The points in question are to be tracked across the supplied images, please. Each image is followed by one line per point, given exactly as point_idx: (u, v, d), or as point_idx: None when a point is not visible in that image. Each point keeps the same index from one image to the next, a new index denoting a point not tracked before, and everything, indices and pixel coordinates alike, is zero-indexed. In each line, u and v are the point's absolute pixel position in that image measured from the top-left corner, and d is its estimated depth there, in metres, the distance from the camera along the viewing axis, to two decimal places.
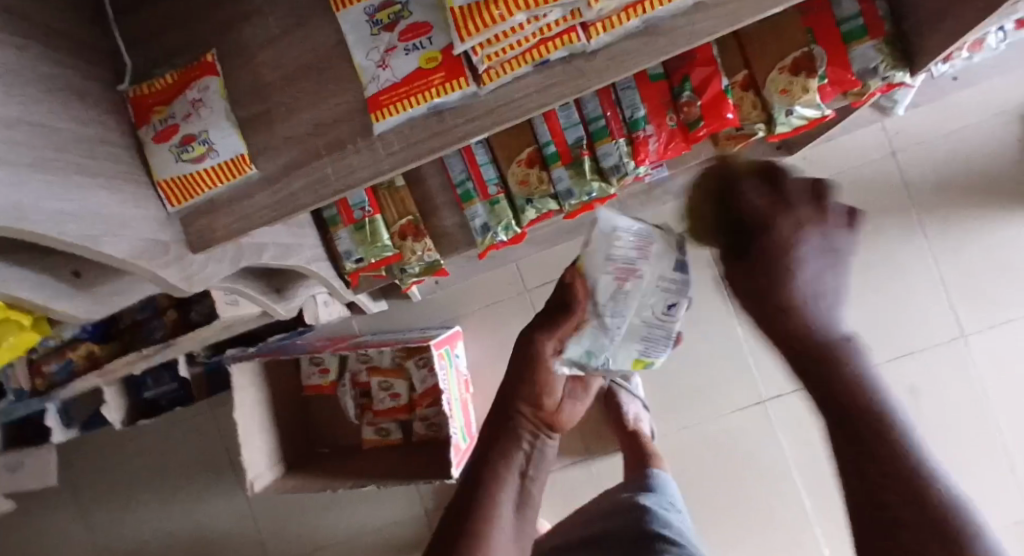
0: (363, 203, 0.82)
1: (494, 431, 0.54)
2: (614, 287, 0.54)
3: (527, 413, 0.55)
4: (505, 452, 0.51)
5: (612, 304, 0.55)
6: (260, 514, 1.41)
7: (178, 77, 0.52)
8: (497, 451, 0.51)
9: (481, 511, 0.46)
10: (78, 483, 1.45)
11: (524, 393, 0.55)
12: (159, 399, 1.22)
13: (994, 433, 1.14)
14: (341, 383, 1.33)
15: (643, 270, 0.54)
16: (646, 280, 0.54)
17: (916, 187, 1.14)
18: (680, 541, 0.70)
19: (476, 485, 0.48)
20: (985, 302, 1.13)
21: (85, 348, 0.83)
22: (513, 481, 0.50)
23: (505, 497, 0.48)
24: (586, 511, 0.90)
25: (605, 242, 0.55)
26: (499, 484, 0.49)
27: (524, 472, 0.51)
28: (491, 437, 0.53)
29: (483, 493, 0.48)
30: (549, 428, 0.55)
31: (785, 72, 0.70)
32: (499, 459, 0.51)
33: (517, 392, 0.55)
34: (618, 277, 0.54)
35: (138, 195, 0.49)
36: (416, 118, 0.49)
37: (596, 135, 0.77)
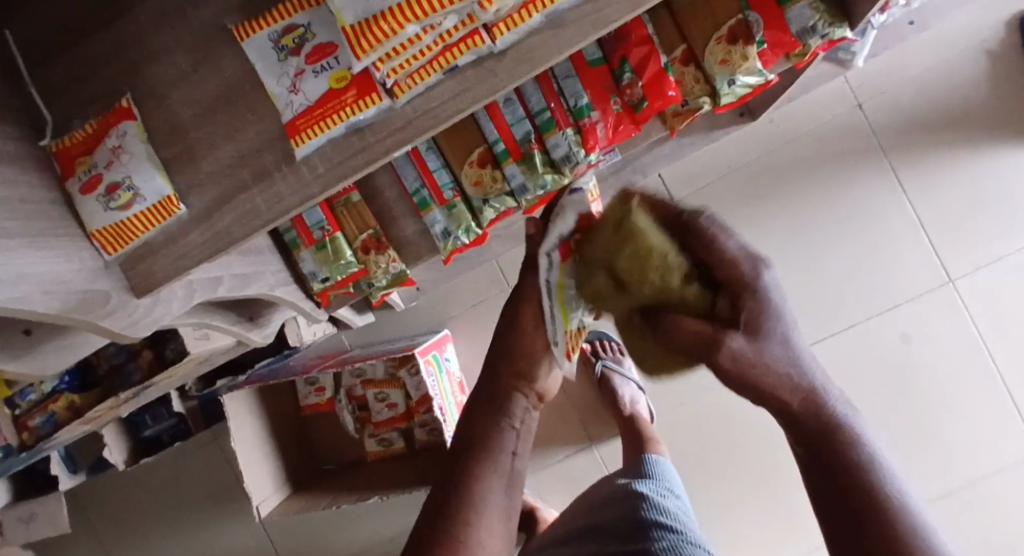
0: (321, 222, 0.81)
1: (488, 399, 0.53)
2: None
3: (520, 390, 0.54)
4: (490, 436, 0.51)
5: None
6: (276, 535, 1.43)
7: (97, 126, 0.53)
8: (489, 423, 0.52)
9: (472, 481, 0.48)
10: (96, 525, 1.47)
11: (519, 373, 0.54)
12: (161, 435, 1.22)
13: (993, 372, 1.13)
14: (337, 399, 1.33)
15: None
16: None
17: (886, 135, 1.12)
18: (678, 526, 0.69)
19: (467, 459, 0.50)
20: (970, 242, 1.12)
21: (65, 398, 0.84)
22: (504, 455, 0.51)
23: (495, 469, 0.50)
24: (585, 500, 0.89)
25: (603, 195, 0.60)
26: (485, 465, 0.49)
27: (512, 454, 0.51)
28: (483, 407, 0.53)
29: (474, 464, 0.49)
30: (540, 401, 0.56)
31: (722, 42, 0.69)
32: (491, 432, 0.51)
33: (513, 368, 0.54)
34: None
35: (72, 249, 0.50)
36: (336, 138, 0.49)
37: (543, 127, 0.76)
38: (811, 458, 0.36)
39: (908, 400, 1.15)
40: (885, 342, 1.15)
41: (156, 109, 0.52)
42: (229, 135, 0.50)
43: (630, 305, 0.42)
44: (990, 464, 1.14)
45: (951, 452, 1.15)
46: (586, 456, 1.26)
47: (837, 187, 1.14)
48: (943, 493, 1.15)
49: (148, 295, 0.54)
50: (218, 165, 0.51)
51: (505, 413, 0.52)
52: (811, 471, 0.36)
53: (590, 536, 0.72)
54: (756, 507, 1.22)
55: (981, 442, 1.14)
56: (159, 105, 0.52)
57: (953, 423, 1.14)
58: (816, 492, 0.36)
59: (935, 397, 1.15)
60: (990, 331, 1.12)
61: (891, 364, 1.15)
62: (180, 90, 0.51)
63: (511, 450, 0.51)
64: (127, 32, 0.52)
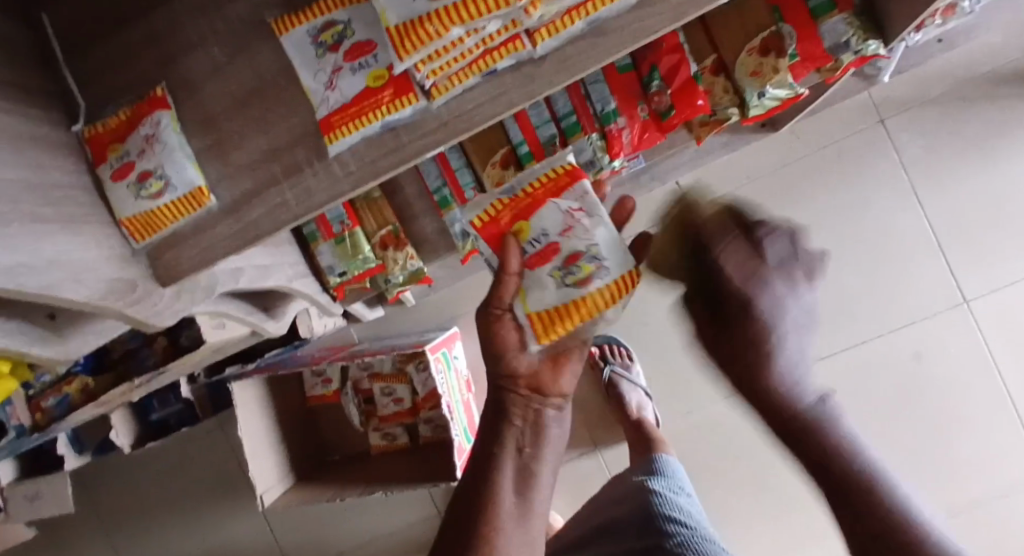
0: (341, 217, 0.81)
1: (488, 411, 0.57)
2: (568, 228, 0.53)
3: (514, 394, 0.56)
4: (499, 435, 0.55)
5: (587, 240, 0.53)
6: (278, 524, 1.44)
7: (130, 114, 0.53)
8: (489, 437, 0.56)
9: (486, 502, 0.52)
10: (100, 505, 1.48)
11: (505, 376, 0.55)
12: (168, 420, 1.24)
13: (1003, 393, 1.13)
14: (344, 391, 1.33)
15: (574, 232, 0.53)
16: (581, 232, 0.53)
17: (908, 153, 1.11)
18: (690, 522, 0.70)
19: (481, 468, 0.54)
20: (987, 263, 1.11)
21: (79, 382, 0.85)
22: (509, 458, 0.55)
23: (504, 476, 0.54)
24: (596, 500, 0.89)
25: (555, 212, 0.54)
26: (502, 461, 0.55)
27: (520, 449, 0.56)
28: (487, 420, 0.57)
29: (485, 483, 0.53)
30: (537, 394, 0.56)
31: (754, 53, 0.69)
32: (492, 442, 0.55)
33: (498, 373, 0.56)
34: (567, 223, 0.54)
35: (101, 237, 0.50)
36: (370, 136, 0.49)
37: (568, 131, 0.75)
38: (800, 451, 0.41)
39: (916, 419, 1.15)
40: (895, 359, 1.15)
41: (191, 101, 0.52)
42: (261, 129, 0.51)
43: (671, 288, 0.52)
44: (994, 485, 1.14)
45: (956, 473, 1.15)
46: (590, 460, 1.25)
47: (855, 201, 1.13)
48: (949, 513, 1.16)
49: (173, 284, 0.54)
50: (249, 158, 0.51)
51: (508, 418, 0.56)
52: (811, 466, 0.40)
53: (603, 537, 0.73)
54: (760, 516, 1.22)
55: (986, 464, 1.14)
56: (194, 97, 0.52)
57: (961, 445, 1.15)
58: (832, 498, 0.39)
59: (945, 417, 1.15)
60: (1002, 354, 1.12)
61: (906, 383, 1.15)
62: (215, 82, 0.51)
63: (518, 444, 0.56)
64: (163, 20, 0.51)
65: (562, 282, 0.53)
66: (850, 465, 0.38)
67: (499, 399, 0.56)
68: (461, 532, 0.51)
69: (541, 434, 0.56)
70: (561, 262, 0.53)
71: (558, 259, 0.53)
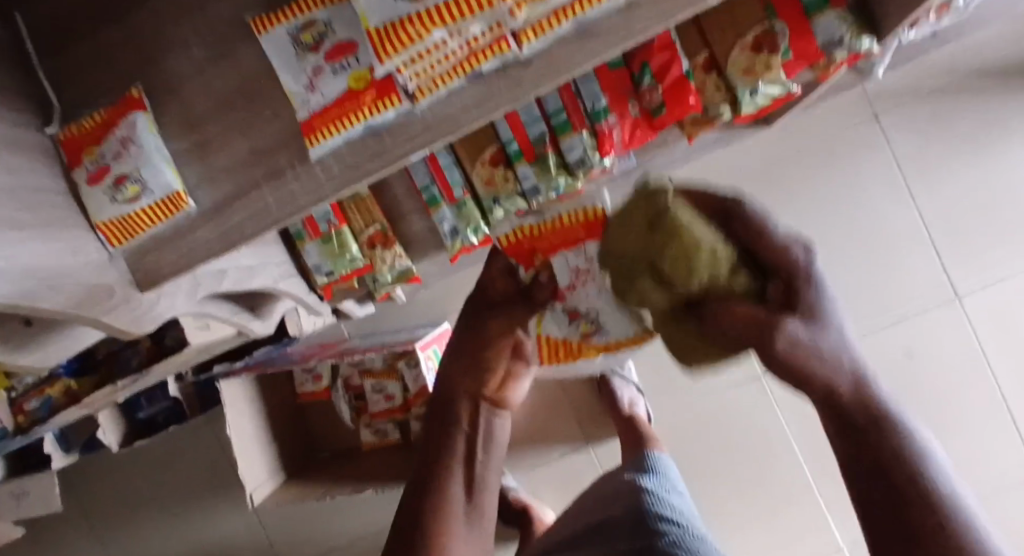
0: (328, 215, 0.80)
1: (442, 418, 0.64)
2: (572, 285, 0.59)
3: (467, 406, 0.64)
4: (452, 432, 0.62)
5: (588, 300, 0.59)
6: (270, 521, 1.43)
7: (105, 115, 0.51)
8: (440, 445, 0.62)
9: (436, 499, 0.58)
10: (88, 502, 1.47)
11: (465, 386, 0.64)
12: (156, 417, 1.23)
13: (993, 389, 1.13)
14: (335, 388, 1.34)
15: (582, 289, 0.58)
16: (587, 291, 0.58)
17: (901, 149, 1.11)
18: (681, 520, 0.70)
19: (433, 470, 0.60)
20: (979, 260, 1.11)
21: (63, 383, 0.84)
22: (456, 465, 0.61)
23: (452, 478, 0.60)
24: (587, 497, 0.89)
25: (564, 265, 0.59)
26: (453, 465, 0.61)
27: (471, 455, 0.62)
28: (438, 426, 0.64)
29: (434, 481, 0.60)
30: (493, 406, 0.65)
31: (747, 51, 0.68)
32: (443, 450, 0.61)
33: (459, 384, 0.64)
34: (573, 281, 0.59)
35: (77, 241, 0.49)
36: (353, 139, 0.48)
37: (558, 128, 0.74)
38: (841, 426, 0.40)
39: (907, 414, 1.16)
40: (887, 354, 1.15)
41: (170, 100, 0.50)
42: (242, 131, 0.49)
43: (668, 295, 0.40)
44: (984, 478, 1.15)
45: None
46: (582, 456, 1.26)
47: (847, 198, 1.13)
48: None
49: (152, 289, 0.52)
50: (231, 161, 0.50)
51: (458, 417, 0.63)
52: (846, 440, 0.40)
53: (593, 536, 0.73)
54: (752, 510, 1.23)
55: (976, 459, 1.15)
56: (172, 96, 0.50)
57: (951, 440, 1.15)
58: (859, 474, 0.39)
59: (936, 412, 1.15)
60: (993, 349, 1.13)
61: (897, 378, 1.15)
62: (195, 82, 0.50)
63: (468, 452, 0.62)
64: (138, 18, 0.50)
65: (565, 325, 0.62)
66: (897, 437, 0.38)
67: (451, 399, 0.64)
68: (409, 527, 0.57)
69: (486, 435, 0.63)
70: (567, 311, 0.61)
71: (563, 307, 0.61)
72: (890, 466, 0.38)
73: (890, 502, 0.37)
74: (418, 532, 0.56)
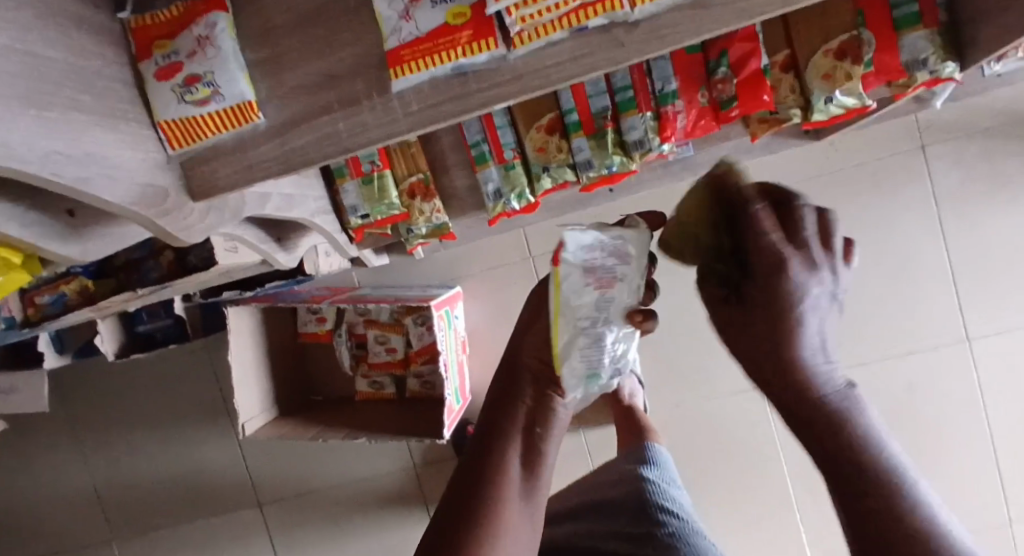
0: (372, 156, 0.79)
1: (501, 393, 0.54)
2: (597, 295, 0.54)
3: (529, 378, 0.54)
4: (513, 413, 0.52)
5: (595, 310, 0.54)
6: (252, 456, 1.44)
7: (184, 11, 0.49)
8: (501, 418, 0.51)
9: (487, 488, 0.45)
10: (74, 409, 1.46)
11: (528, 355, 0.55)
12: (154, 333, 1.21)
13: (987, 434, 1.15)
14: (337, 333, 1.33)
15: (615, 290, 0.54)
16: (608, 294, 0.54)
17: (942, 184, 1.10)
18: (678, 512, 0.76)
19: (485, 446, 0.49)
20: (998, 307, 1.12)
21: (78, 283, 0.82)
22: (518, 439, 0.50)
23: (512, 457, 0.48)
24: (587, 482, 0.91)
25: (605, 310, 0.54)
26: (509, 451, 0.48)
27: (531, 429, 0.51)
28: (496, 402, 0.53)
29: (488, 461, 0.47)
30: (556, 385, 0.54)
31: (830, 56, 0.67)
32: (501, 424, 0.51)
33: (523, 342, 0.56)
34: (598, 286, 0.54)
35: (138, 137, 0.47)
36: (439, 78, 0.46)
37: (622, 106, 0.73)
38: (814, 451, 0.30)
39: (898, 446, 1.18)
40: (889, 387, 1.17)
41: (250, 6, 0.48)
42: (320, 51, 0.47)
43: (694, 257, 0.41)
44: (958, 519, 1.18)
45: None
46: (573, 438, 1.29)
47: (878, 226, 1.13)
48: None
49: (204, 200, 0.51)
50: (303, 82, 0.48)
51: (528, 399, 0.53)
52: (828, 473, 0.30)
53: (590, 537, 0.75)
54: (730, 515, 1.25)
55: (955, 500, 1.18)
56: (253, 4, 0.48)
57: (935, 478, 1.18)
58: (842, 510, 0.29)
59: (926, 448, 1.17)
60: (993, 396, 1.14)
61: (894, 409, 1.17)
62: None
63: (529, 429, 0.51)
64: None
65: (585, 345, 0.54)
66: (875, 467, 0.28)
67: (515, 377, 0.54)
68: (449, 519, 0.43)
69: (552, 416, 0.52)
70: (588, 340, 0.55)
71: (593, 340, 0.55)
72: (860, 495, 0.28)
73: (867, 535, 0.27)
74: (467, 532, 0.41)
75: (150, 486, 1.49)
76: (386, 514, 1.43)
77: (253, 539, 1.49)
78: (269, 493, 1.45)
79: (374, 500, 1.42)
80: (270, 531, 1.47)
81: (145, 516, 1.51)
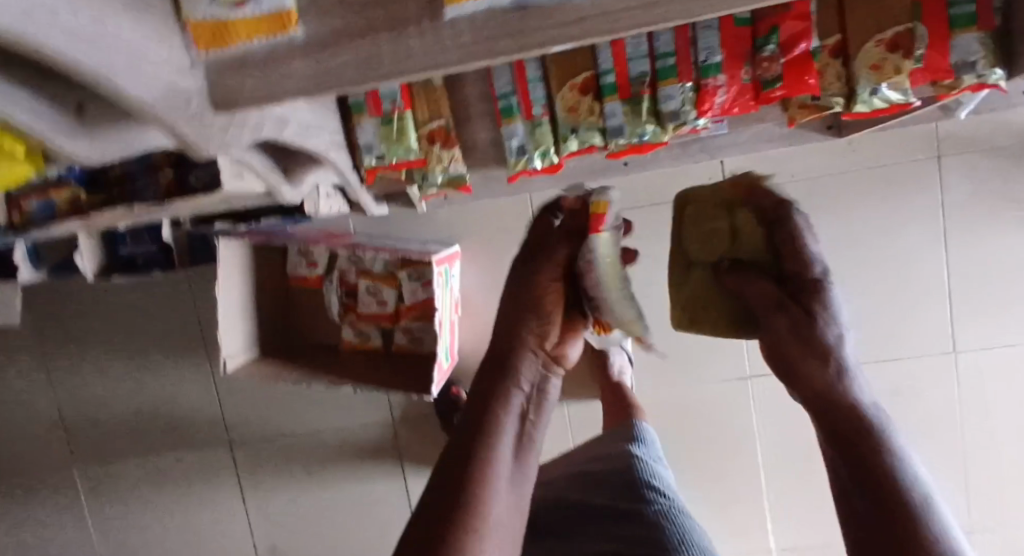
0: (394, 95, 0.75)
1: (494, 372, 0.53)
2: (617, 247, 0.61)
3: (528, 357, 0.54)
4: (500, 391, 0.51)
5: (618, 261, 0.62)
6: (227, 395, 1.41)
7: None
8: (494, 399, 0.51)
9: (480, 477, 0.44)
10: (45, 328, 1.41)
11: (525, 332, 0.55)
12: (136, 258, 1.16)
13: (956, 443, 1.20)
14: (328, 279, 1.30)
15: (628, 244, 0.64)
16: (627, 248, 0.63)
17: (952, 197, 1.11)
18: (664, 488, 0.81)
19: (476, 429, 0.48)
20: (987, 323, 1.14)
21: (70, 192, 0.77)
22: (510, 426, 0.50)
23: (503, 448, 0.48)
24: (579, 460, 0.95)
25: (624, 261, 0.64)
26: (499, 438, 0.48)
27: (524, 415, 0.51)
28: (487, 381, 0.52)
29: (479, 446, 0.47)
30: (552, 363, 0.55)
31: (881, 46, 0.65)
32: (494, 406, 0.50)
33: (523, 320, 0.55)
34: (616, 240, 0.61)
35: (162, 33, 0.43)
36: (495, 9, 0.42)
37: (661, 73, 0.70)
38: (838, 430, 0.42)
39: None
40: (871, 391, 1.19)
41: None
42: None
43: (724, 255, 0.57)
44: None
45: None
46: (556, 410, 1.29)
47: (884, 232, 1.14)
48: None
49: (227, 112, 0.48)
50: None
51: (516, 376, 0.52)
52: (846, 446, 0.41)
53: (579, 513, 0.78)
54: (701, 499, 1.28)
55: None
56: None
57: None
58: (855, 483, 0.39)
59: None
60: (968, 408, 1.18)
61: None
62: None
63: (522, 414, 0.51)
64: None
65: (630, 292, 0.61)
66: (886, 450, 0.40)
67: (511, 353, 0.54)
68: (441, 505, 0.42)
69: (544, 400, 0.53)
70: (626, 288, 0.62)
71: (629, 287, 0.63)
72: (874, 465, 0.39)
73: (875, 491, 0.38)
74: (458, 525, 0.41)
75: (118, 415, 1.45)
76: (360, 467, 1.42)
77: (221, 478, 1.47)
78: (243, 435, 1.43)
79: (349, 452, 1.42)
80: (240, 472, 1.46)
81: (112, 444, 1.48)
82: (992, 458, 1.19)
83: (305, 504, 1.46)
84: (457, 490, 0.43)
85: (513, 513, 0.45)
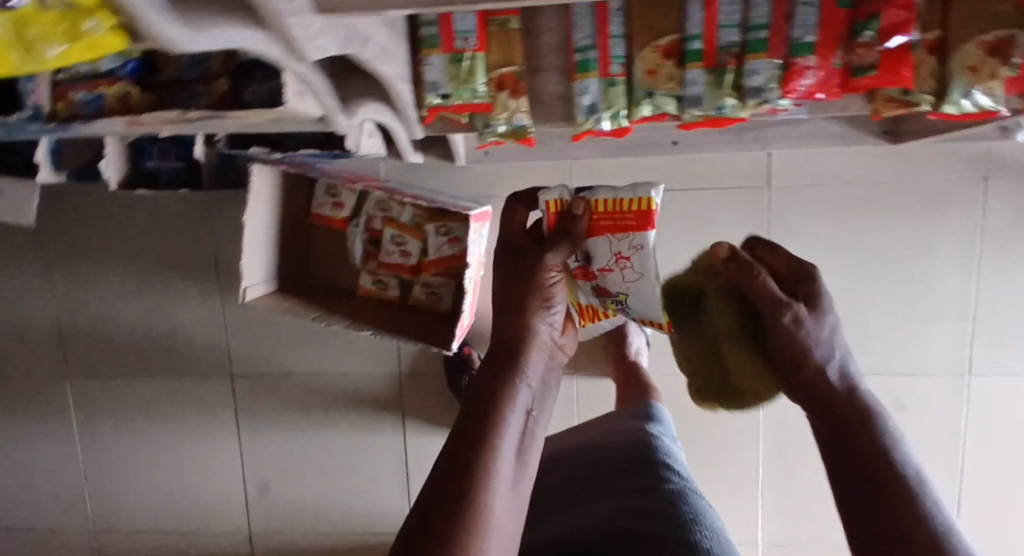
0: (468, 32, 0.72)
1: (499, 365, 0.55)
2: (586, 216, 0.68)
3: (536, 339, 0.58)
4: (503, 392, 0.53)
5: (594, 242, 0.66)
6: (234, 329, 1.40)
7: None
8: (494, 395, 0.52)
9: (470, 478, 0.45)
10: (55, 237, 1.38)
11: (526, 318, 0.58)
12: (160, 174, 1.13)
13: (953, 463, 1.22)
14: (353, 223, 1.28)
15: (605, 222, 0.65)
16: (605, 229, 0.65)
17: (993, 220, 1.10)
18: (680, 469, 0.81)
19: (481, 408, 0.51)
20: (1005, 350, 1.15)
21: (120, 87, 0.74)
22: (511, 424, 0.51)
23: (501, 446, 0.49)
24: (596, 434, 0.94)
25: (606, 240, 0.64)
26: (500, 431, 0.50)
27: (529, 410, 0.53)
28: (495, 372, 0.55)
29: (472, 453, 0.47)
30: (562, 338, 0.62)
31: (982, 48, 0.62)
32: (491, 408, 0.51)
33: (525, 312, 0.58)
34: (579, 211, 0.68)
35: None
36: None
37: (751, 46, 0.68)
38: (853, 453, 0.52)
39: None
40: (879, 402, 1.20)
41: None
42: None
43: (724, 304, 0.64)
44: None
45: None
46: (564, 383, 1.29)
47: (919, 247, 1.13)
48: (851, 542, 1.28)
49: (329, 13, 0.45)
50: None
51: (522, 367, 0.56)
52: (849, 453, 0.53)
53: (597, 487, 0.78)
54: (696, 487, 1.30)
55: None
56: None
57: None
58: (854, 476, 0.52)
59: None
60: (971, 431, 1.20)
61: None
62: None
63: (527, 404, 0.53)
64: None
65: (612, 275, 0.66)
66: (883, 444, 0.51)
67: (515, 350, 0.56)
68: (439, 487, 0.45)
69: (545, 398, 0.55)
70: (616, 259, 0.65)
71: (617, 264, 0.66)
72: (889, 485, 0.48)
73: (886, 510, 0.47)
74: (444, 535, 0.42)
75: (120, 335, 1.43)
76: (360, 416, 1.42)
77: (218, 410, 1.46)
78: (245, 370, 1.42)
79: (351, 400, 1.41)
80: (238, 407, 1.45)
81: (110, 364, 1.46)
82: (986, 482, 1.22)
83: (299, 445, 1.46)
84: (447, 505, 0.44)
85: (510, 514, 0.46)
